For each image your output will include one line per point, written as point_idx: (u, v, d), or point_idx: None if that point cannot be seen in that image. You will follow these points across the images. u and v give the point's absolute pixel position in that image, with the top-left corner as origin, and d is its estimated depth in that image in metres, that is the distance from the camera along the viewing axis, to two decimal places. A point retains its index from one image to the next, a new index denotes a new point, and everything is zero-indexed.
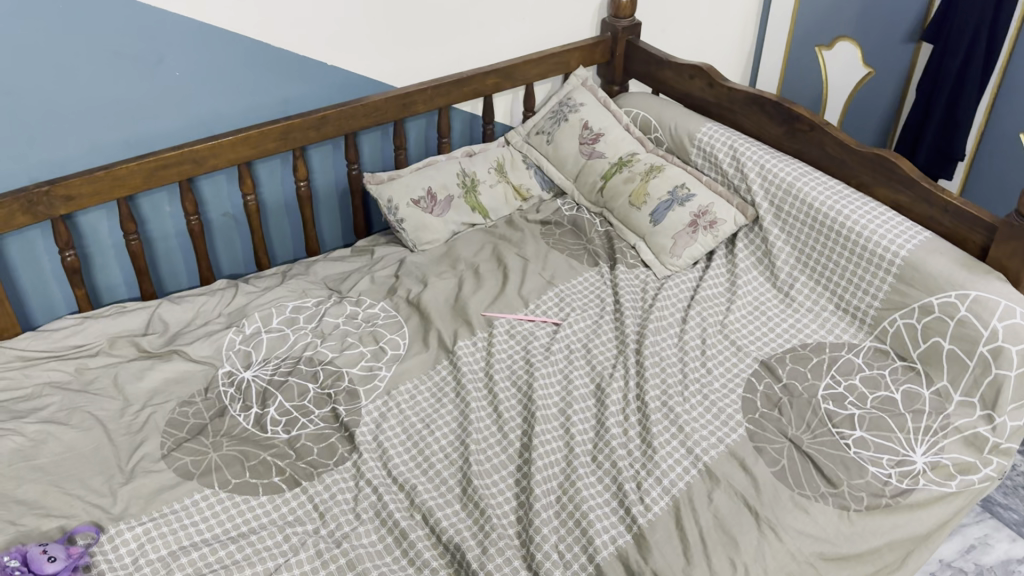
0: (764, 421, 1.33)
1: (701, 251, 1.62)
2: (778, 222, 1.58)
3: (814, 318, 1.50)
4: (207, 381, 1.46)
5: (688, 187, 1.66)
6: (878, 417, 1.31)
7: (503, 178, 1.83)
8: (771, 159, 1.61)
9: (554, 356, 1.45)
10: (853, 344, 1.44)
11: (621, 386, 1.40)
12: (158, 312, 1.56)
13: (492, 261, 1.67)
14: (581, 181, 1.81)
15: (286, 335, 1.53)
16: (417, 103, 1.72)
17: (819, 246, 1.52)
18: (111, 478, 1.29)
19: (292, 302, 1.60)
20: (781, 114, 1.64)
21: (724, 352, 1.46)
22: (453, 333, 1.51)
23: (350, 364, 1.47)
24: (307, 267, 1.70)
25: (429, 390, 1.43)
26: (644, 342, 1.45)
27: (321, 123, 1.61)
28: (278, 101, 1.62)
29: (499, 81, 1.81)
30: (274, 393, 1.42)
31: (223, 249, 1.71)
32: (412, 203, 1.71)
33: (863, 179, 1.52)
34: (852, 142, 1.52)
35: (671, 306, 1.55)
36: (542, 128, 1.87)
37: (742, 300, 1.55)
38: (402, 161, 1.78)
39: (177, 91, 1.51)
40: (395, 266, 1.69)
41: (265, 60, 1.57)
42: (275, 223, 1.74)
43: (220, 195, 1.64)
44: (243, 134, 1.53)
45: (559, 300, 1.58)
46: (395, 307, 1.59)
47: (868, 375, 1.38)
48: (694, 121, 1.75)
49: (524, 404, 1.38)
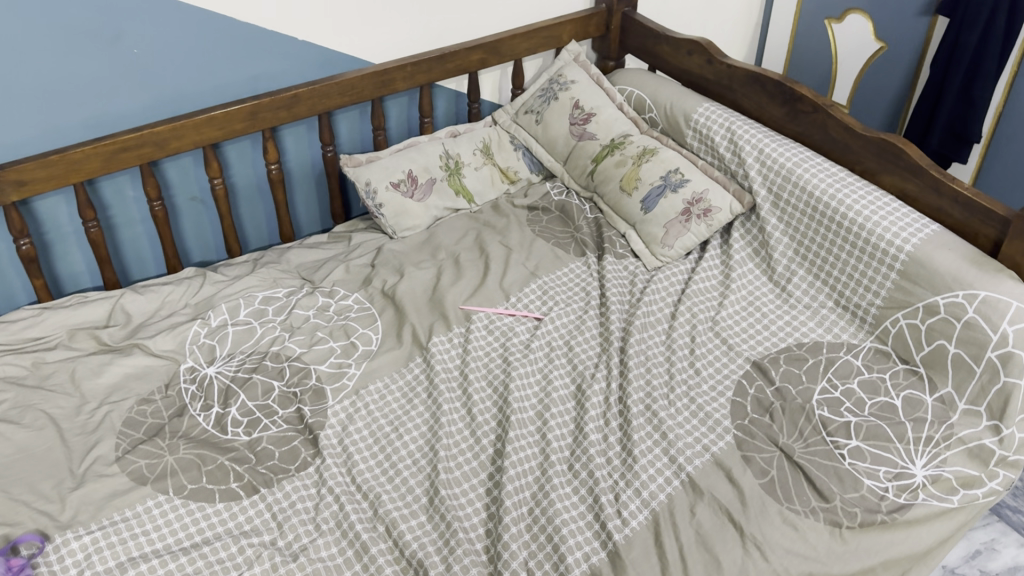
0: (753, 427, 1.24)
1: (694, 240, 1.52)
2: (776, 211, 1.48)
3: (812, 315, 1.40)
4: (169, 377, 1.39)
5: (683, 172, 1.55)
6: (875, 426, 1.22)
7: (489, 160, 1.74)
8: (771, 143, 1.50)
9: (533, 355, 1.36)
10: (852, 345, 1.34)
11: (603, 388, 1.31)
12: (121, 302, 1.49)
13: (474, 250, 1.59)
14: (571, 163, 1.72)
15: (253, 328, 1.46)
16: (396, 81, 1.62)
17: (818, 237, 1.42)
18: (60, 483, 1.22)
19: (262, 292, 1.53)
20: (782, 93, 1.52)
21: (713, 352, 1.36)
22: (428, 328, 1.43)
23: (318, 361, 1.40)
24: (279, 255, 1.62)
25: (400, 390, 1.35)
26: (628, 341, 1.36)
27: (293, 102, 1.52)
28: (246, 79, 1.53)
29: (485, 57, 1.71)
30: (237, 391, 1.35)
31: (191, 235, 1.63)
32: (391, 187, 1.62)
33: (868, 165, 1.41)
34: (858, 125, 1.41)
35: (660, 300, 1.45)
36: (531, 107, 1.77)
37: (735, 295, 1.45)
38: (382, 142, 1.69)
39: (136, 69, 1.41)
40: (372, 254, 1.61)
41: (231, 36, 1.47)
42: (248, 209, 1.66)
43: (187, 179, 1.56)
44: (208, 115, 1.44)
45: (542, 293, 1.49)
46: (369, 299, 1.51)
47: (867, 379, 1.28)
48: (692, 100, 1.64)
49: (499, 407, 1.30)
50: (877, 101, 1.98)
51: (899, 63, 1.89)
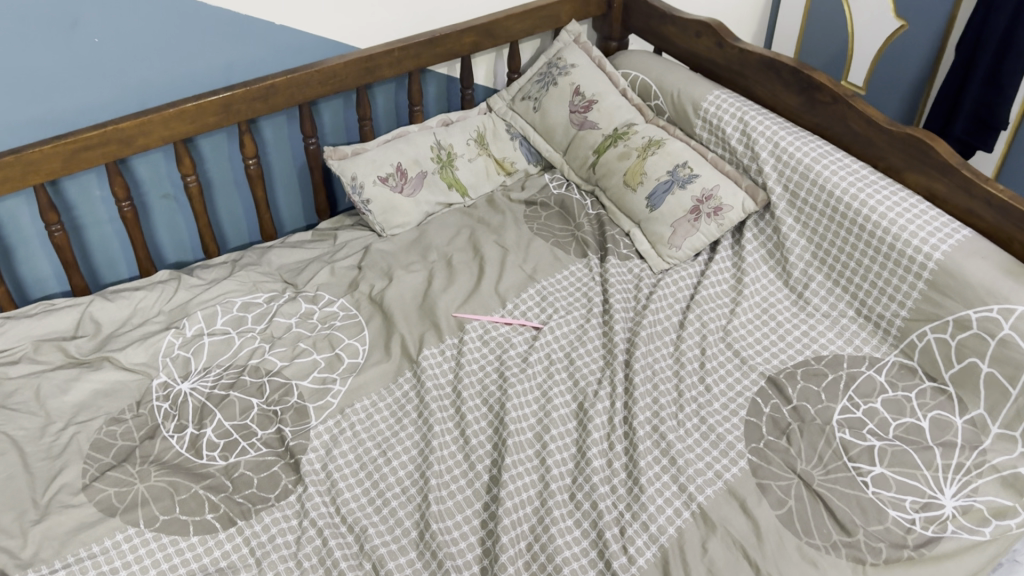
0: (769, 452, 1.15)
1: (703, 241, 1.42)
2: (793, 210, 1.37)
3: (831, 325, 1.30)
4: (140, 394, 1.30)
5: (691, 166, 1.45)
6: (902, 451, 1.13)
7: (484, 150, 1.64)
8: (787, 135, 1.39)
9: (531, 369, 1.27)
10: (875, 358, 1.24)
11: (606, 408, 1.21)
12: (89, 310, 1.39)
13: (467, 250, 1.49)
14: (571, 154, 1.61)
15: (230, 339, 1.36)
16: (383, 67, 1.50)
17: (838, 240, 1.31)
18: (22, 515, 1.12)
19: (241, 298, 1.43)
20: (798, 81, 1.40)
21: (725, 367, 1.26)
22: (418, 339, 1.33)
23: (300, 376, 1.30)
24: (260, 255, 1.52)
25: (388, 409, 1.25)
26: (633, 354, 1.26)
27: (270, 92, 1.40)
28: (219, 67, 1.41)
29: (478, 40, 1.59)
30: (212, 410, 1.26)
31: (165, 235, 1.52)
32: (380, 181, 1.51)
33: (892, 162, 1.30)
34: (881, 118, 1.30)
35: (667, 308, 1.35)
36: (528, 93, 1.66)
37: (748, 301, 1.35)
38: (369, 133, 1.58)
39: (98, 60, 1.30)
40: (359, 255, 1.51)
41: (201, 21, 1.35)
42: (225, 206, 1.55)
43: (158, 176, 1.45)
44: (177, 108, 1.33)
45: (540, 299, 1.39)
46: (356, 305, 1.41)
47: (891, 398, 1.19)
48: (701, 86, 1.52)
49: (495, 428, 1.21)
50: (896, 81, 1.84)
51: (921, 41, 1.76)
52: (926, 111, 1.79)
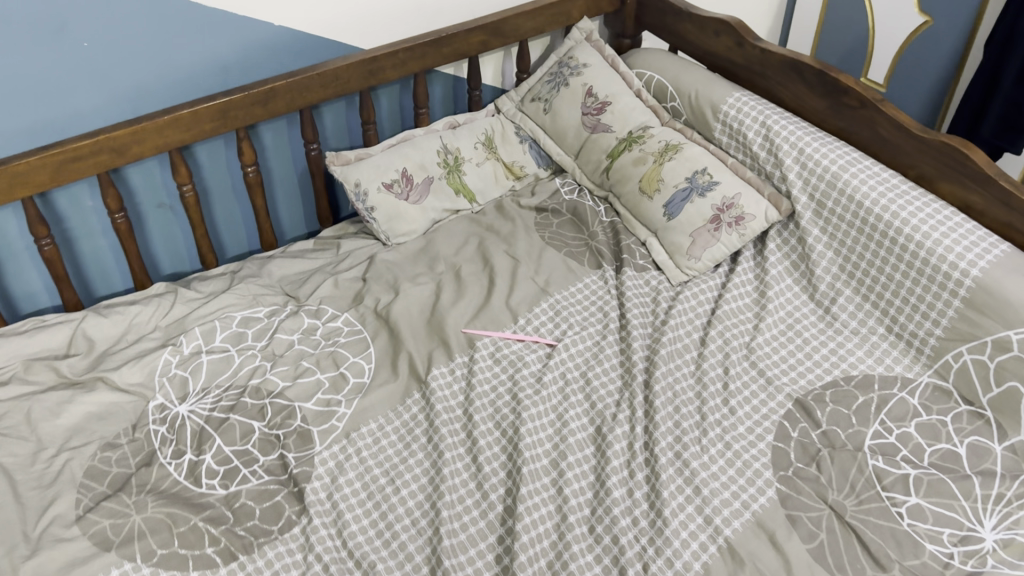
0: (799, 481, 1.09)
1: (724, 252, 1.36)
2: (819, 221, 1.31)
3: (860, 343, 1.24)
4: (136, 417, 1.24)
5: (711, 173, 1.38)
6: (938, 480, 1.07)
7: (492, 154, 1.57)
8: (812, 141, 1.32)
9: (546, 391, 1.21)
10: (907, 379, 1.18)
11: (626, 433, 1.16)
12: (82, 327, 1.33)
13: (477, 261, 1.43)
14: (583, 158, 1.55)
15: (230, 357, 1.30)
16: (386, 69, 1.44)
17: (868, 253, 1.25)
18: (12, 550, 1.06)
19: (240, 312, 1.37)
20: (824, 84, 1.33)
21: (749, 388, 1.20)
22: (427, 358, 1.27)
23: (303, 397, 1.24)
24: (260, 266, 1.45)
25: (396, 433, 1.19)
26: (653, 375, 1.21)
27: (269, 97, 1.34)
28: (216, 71, 1.34)
29: (486, 39, 1.52)
30: (212, 435, 1.20)
31: (161, 245, 1.46)
32: (384, 188, 1.45)
33: (924, 170, 1.24)
34: (913, 125, 1.23)
35: (687, 324, 1.29)
36: (539, 94, 1.60)
37: (773, 316, 1.29)
38: (372, 137, 1.51)
39: (87, 65, 1.23)
40: (363, 265, 1.44)
41: (196, 23, 1.28)
42: (224, 215, 1.48)
43: (153, 185, 1.38)
44: (172, 115, 1.27)
45: (554, 314, 1.33)
46: (361, 320, 1.35)
47: (925, 422, 1.13)
48: (721, 88, 1.45)
49: (509, 455, 1.15)
50: (918, 80, 1.78)
51: (944, 38, 1.69)
52: (951, 112, 1.72)
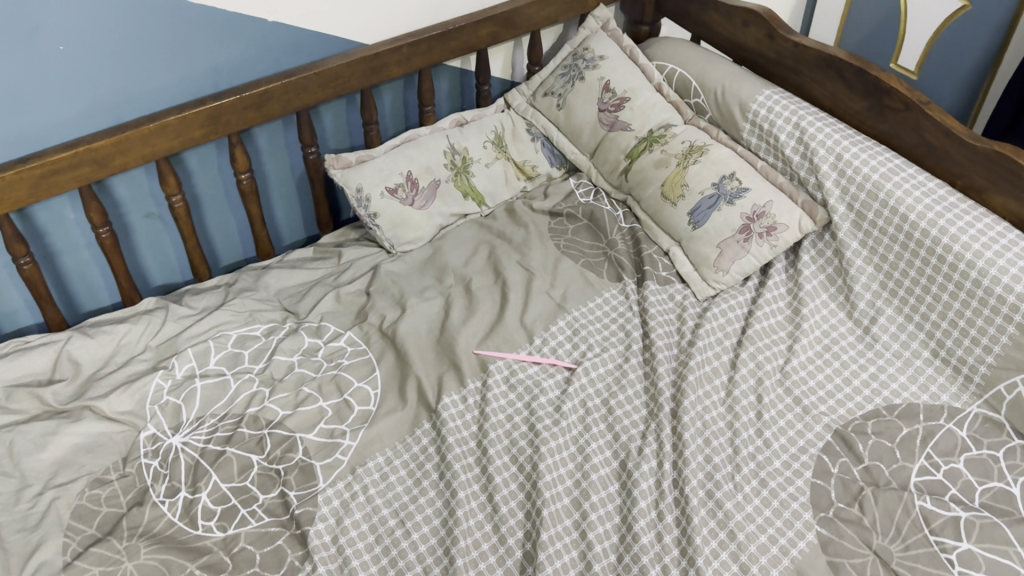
0: (841, 523, 1.01)
1: (754, 264, 1.27)
2: (858, 233, 1.22)
3: (903, 367, 1.16)
4: (127, 449, 1.16)
5: (740, 179, 1.29)
6: (992, 524, 0.98)
7: (502, 153, 1.48)
8: (851, 146, 1.23)
9: (566, 421, 1.13)
10: (955, 409, 1.10)
11: (653, 469, 1.07)
12: (66, 349, 1.24)
13: (488, 273, 1.34)
14: (600, 157, 1.46)
15: (225, 382, 1.22)
16: (390, 67, 1.34)
17: (912, 269, 1.16)
18: None
19: (236, 330, 1.28)
20: (864, 82, 1.23)
21: (784, 418, 1.12)
22: (437, 382, 1.19)
23: (305, 427, 1.15)
24: (257, 277, 1.36)
25: (404, 468, 1.10)
26: (682, 404, 1.12)
27: (264, 100, 1.24)
28: (206, 73, 1.24)
29: (496, 31, 1.42)
30: (207, 471, 1.12)
31: (150, 257, 1.36)
32: (388, 193, 1.36)
33: (973, 180, 1.14)
34: (962, 131, 1.13)
35: (716, 345, 1.20)
36: (552, 88, 1.50)
37: (808, 337, 1.20)
38: (375, 137, 1.41)
39: (66, 69, 1.12)
40: (366, 277, 1.35)
41: (184, 22, 1.18)
42: (217, 223, 1.39)
43: (140, 194, 1.29)
44: (158, 122, 1.17)
45: (572, 333, 1.24)
46: (365, 339, 1.26)
47: (975, 457, 1.05)
48: (749, 85, 1.35)
49: (528, 493, 1.06)
50: (947, 75, 1.63)
51: (979, 26, 1.53)
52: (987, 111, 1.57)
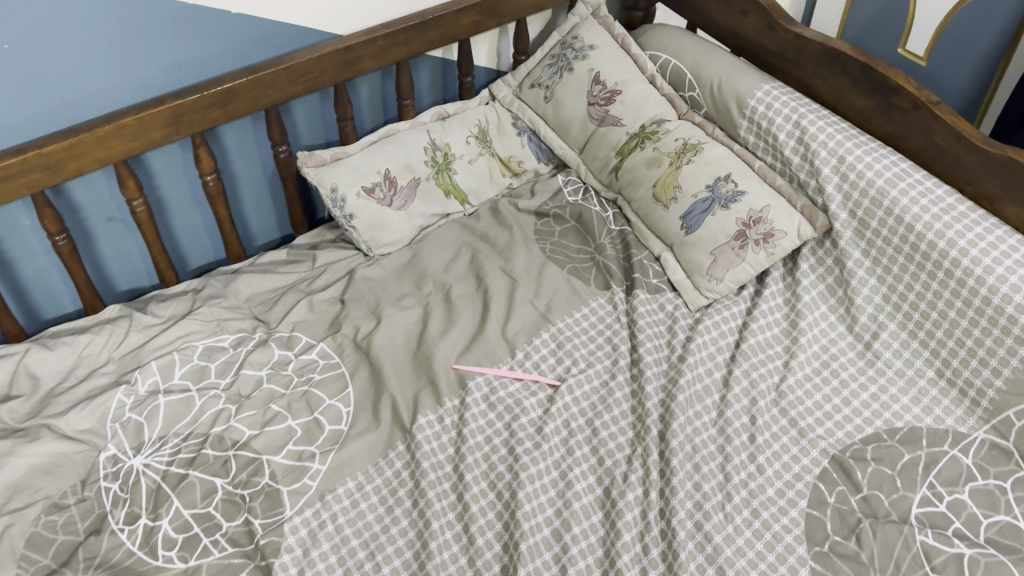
0: (837, 559, 0.94)
1: (750, 272, 1.20)
2: (861, 242, 1.15)
3: (905, 388, 1.09)
4: (86, 471, 1.09)
5: (736, 181, 1.21)
6: (998, 562, 0.92)
7: (487, 148, 1.40)
8: (854, 147, 1.15)
9: (547, 445, 1.06)
10: (960, 434, 1.03)
11: (639, 498, 1.01)
12: (24, 363, 1.17)
13: (469, 279, 1.27)
14: (589, 153, 1.38)
15: (190, 399, 1.15)
16: (364, 59, 1.25)
17: (917, 283, 1.10)
18: None
19: (203, 341, 1.22)
20: (870, 80, 1.15)
21: (779, 442, 1.06)
22: (412, 401, 1.12)
23: (272, 449, 1.09)
24: (226, 283, 1.30)
25: (376, 494, 1.04)
26: (670, 427, 1.06)
27: (228, 98, 1.16)
28: (166, 69, 1.16)
29: (479, 20, 1.34)
30: (169, 496, 1.06)
31: (114, 261, 1.30)
32: (364, 193, 1.28)
33: (985, 188, 1.07)
34: (973, 135, 1.05)
35: (708, 361, 1.14)
36: (539, 79, 1.42)
37: (805, 353, 1.14)
38: (350, 134, 1.33)
39: (13, 70, 1.04)
40: (341, 283, 1.28)
41: (140, 16, 1.09)
42: (184, 225, 1.32)
43: (100, 197, 1.22)
44: (115, 124, 1.09)
45: (556, 346, 1.18)
46: (338, 351, 1.20)
47: (980, 487, 0.98)
48: (748, 78, 1.27)
49: (506, 523, 1.00)
50: (957, 66, 1.51)
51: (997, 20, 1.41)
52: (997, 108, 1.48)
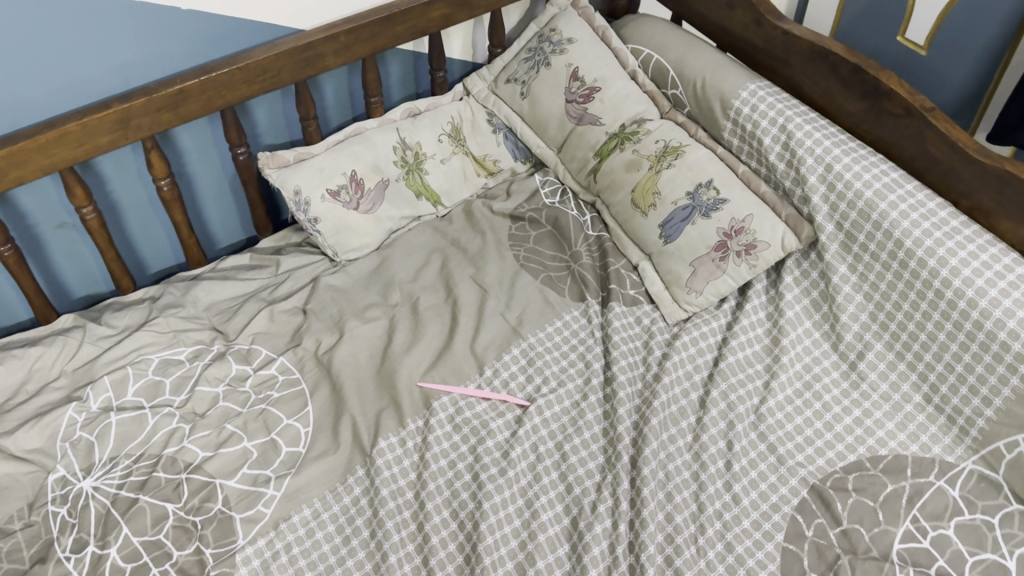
0: None
1: (731, 285, 1.14)
2: (847, 256, 1.10)
3: (891, 412, 1.04)
4: (34, 493, 1.02)
5: (718, 188, 1.15)
6: None
7: (460, 147, 1.34)
8: (843, 154, 1.08)
9: (513, 471, 1.01)
10: (947, 464, 0.98)
11: (608, 530, 0.96)
12: None
13: (438, 289, 1.22)
14: (567, 153, 1.32)
15: (143, 417, 1.09)
16: (327, 56, 1.18)
17: (905, 302, 1.04)
18: None
19: (159, 354, 1.16)
20: (860, 83, 1.08)
21: (756, 469, 1.01)
22: (374, 422, 1.07)
23: (226, 473, 1.04)
24: (185, 290, 1.24)
25: (333, 522, 0.99)
26: (642, 453, 1.01)
27: (180, 100, 1.09)
28: (114, 70, 1.09)
29: (449, 13, 1.27)
30: (118, 522, 0.99)
31: (68, 268, 1.24)
32: (329, 196, 1.22)
33: (980, 202, 1.00)
34: (970, 145, 0.99)
35: (685, 380, 1.09)
36: (515, 74, 1.36)
37: (787, 373, 1.09)
38: (314, 133, 1.27)
39: None
40: (304, 292, 1.23)
41: (82, 13, 1.02)
42: (141, 229, 1.26)
43: (48, 204, 1.16)
44: (57, 129, 1.02)
45: (526, 362, 1.12)
46: (299, 366, 1.15)
47: (967, 522, 0.93)
48: (734, 76, 1.20)
49: (467, 556, 0.95)
50: (957, 68, 1.34)
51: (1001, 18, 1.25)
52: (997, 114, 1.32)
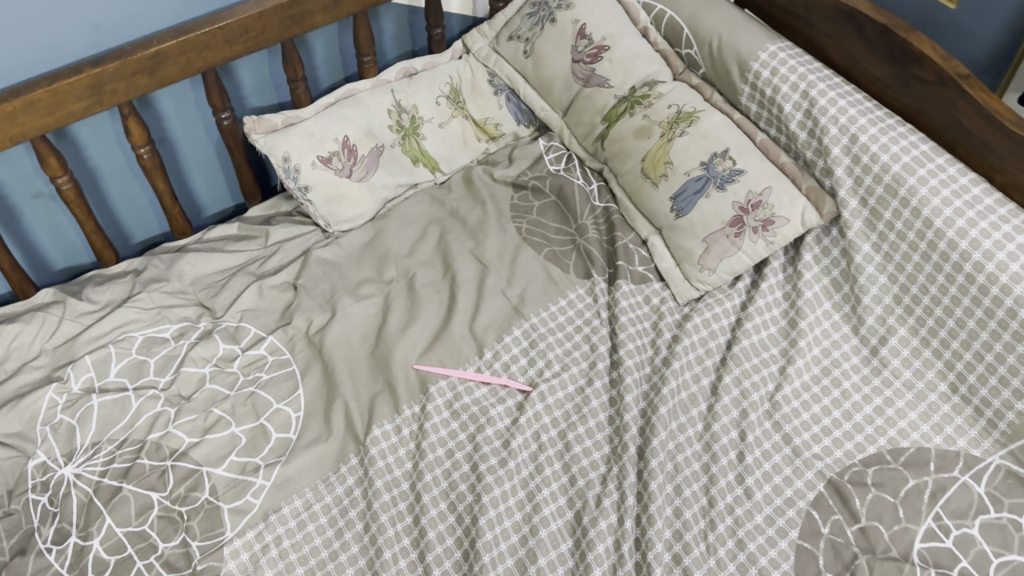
0: None
1: (746, 264, 1.07)
2: (871, 234, 1.03)
3: (915, 402, 0.98)
4: (14, 480, 0.97)
5: (734, 159, 1.08)
6: None
7: (459, 110, 1.26)
8: (870, 124, 1.01)
9: (514, 461, 0.96)
10: (973, 459, 0.93)
11: (613, 526, 0.91)
12: None
13: (436, 264, 1.15)
14: (573, 116, 1.24)
15: (126, 400, 1.03)
16: (314, 14, 1.11)
17: (933, 286, 0.98)
18: None
19: (142, 332, 1.10)
20: (889, 45, 1.00)
21: (770, 461, 0.96)
22: (368, 408, 1.02)
23: (213, 461, 0.98)
24: (170, 262, 1.17)
25: (326, 513, 0.95)
26: (650, 445, 0.95)
27: (157, 63, 1.01)
28: (84, 30, 1.01)
29: None
30: (101, 512, 0.93)
31: (46, 239, 1.18)
32: (321, 163, 1.15)
33: (1017, 179, 0.93)
34: (1006, 118, 0.90)
35: (696, 364, 1.04)
36: (518, 31, 1.27)
37: (804, 358, 1.03)
38: (303, 95, 1.19)
39: None
40: (296, 266, 1.17)
41: None
42: (122, 198, 1.20)
43: (21, 173, 1.09)
44: (24, 97, 0.94)
45: (528, 344, 1.07)
46: (290, 346, 1.09)
47: (993, 521, 0.87)
48: (752, 36, 1.11)
49: (465, 552, 0.90)
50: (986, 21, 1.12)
51: None
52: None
